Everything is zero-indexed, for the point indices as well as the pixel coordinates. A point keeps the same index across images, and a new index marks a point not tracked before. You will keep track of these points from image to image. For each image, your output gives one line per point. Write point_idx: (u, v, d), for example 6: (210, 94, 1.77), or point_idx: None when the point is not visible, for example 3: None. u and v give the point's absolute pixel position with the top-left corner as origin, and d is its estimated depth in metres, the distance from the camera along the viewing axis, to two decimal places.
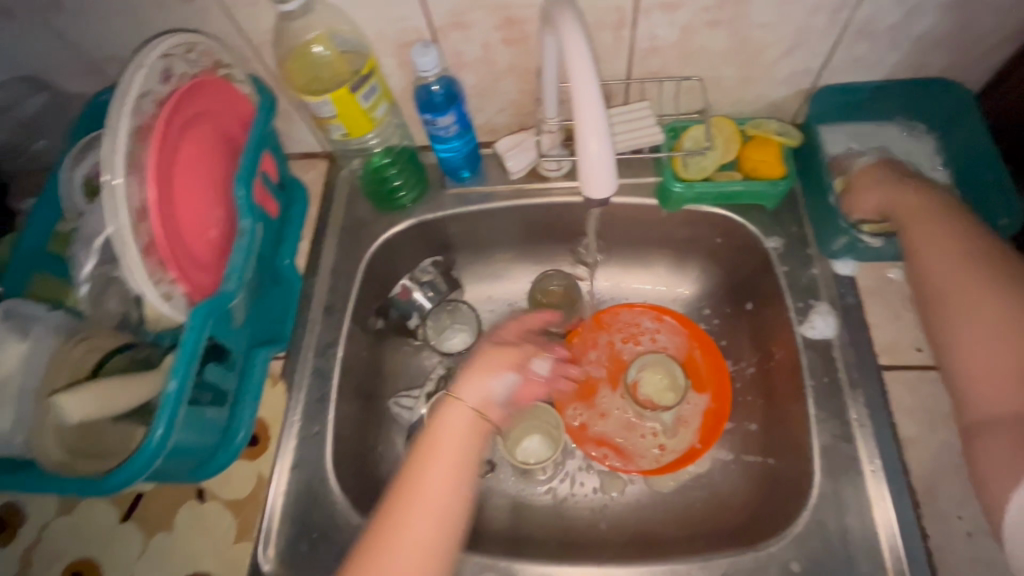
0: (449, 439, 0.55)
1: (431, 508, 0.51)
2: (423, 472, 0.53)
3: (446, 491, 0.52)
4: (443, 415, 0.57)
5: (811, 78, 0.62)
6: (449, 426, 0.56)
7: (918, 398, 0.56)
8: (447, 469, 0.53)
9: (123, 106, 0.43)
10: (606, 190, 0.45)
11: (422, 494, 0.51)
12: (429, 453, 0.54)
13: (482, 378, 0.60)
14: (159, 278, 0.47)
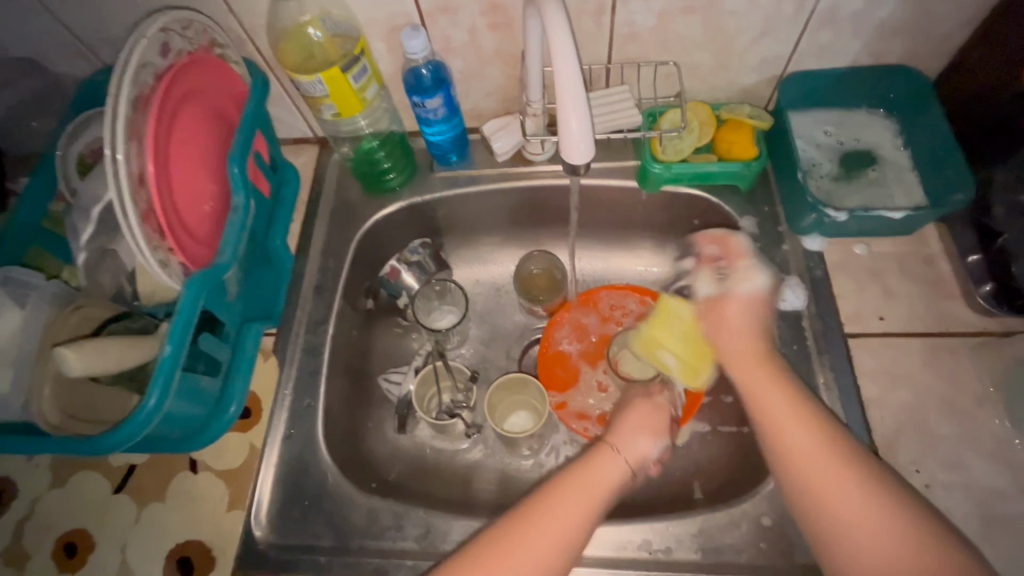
0: (595, 485, 0.54)
1: (553, 541, 0.50)
2: (555, 508, 0.52)
3: (568, 533, 0.51)
4: (597, 456, 0.56)
5: (780, 64, 0.66)
6: (601, 472, 0.55)
7: (880, 362, 0.60)
8: (581, 512, 0.52)
9: (123, 76, 0.45)
10: (584, 160, 0.48)
11: (547, 525, 0.51)
12: (570, 490, 0.53)
13: (640, 433, 0.58)
14: (156, 245, 0.49)
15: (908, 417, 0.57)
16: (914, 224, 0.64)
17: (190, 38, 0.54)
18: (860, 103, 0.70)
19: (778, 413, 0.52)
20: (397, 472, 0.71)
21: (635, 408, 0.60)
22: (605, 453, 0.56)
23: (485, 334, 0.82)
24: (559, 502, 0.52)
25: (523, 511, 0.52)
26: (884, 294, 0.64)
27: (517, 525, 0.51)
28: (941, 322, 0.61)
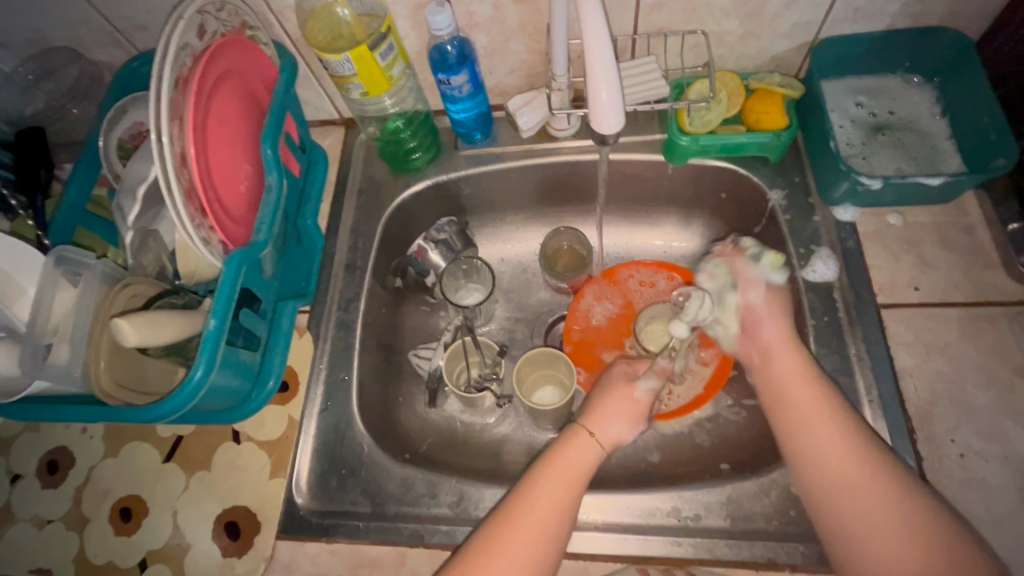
0: (571, 468, 0.56)
1: (540, 516, 0.52)
2: (537, 492, 0.54)
3: (549, 518, 0.52)
4: (571, 441, 0.58)
5: (813, 30, 0.64)
6: (573, 453, 0.57)
7: (914, 332, 0.59)
8: (563, 490, 0.54)
9: (165, 59, 0.46)
10: (614, 130, 0.49)
11: (530, 516, 0.52)
12: (551, 470, 0.56)
13: (621, 416, 0.62)
14: (199, 224, 0.51)
15: (943, 387, 0.57)
16: (951, 191, 0.61)
17: (223, 20, 0.54)
18: (895, 69, 0.68)
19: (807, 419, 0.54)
20: (429, 443, 0.73)
21: (612, 396, 0.63)
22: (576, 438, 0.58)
23: (512, 310, 0.83)
24: (536, 492, 0.54)
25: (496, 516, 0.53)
26: (918, 264, 0.62)
27: (497, 526, 0.52)
28: (978, 292, 0.60)
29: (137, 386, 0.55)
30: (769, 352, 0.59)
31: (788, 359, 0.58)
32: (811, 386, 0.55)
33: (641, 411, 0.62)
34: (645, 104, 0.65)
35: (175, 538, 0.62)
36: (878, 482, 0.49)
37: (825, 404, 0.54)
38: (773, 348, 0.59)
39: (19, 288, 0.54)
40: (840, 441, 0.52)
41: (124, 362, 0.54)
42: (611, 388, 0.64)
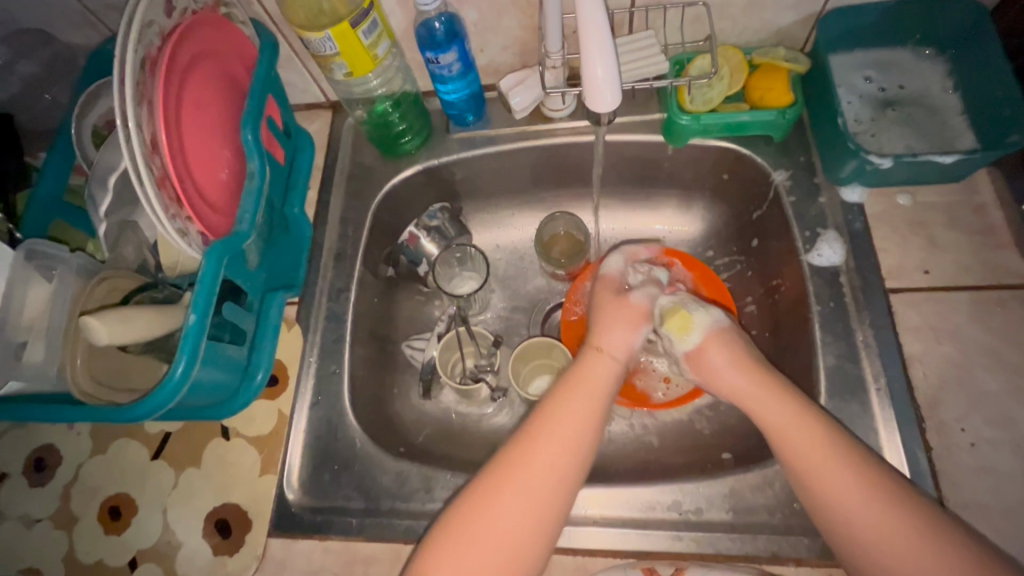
0: (592, 392, 0.54)
1: (565, 443, 0.51)
2: (559, 416, 0.52)
3: (577, 436, 0.51)
4: (588, 363, 0.57)
5: (820, 0, 0.61)
6: (591, 377, 0.55)
7: (923, 316, 0.57)
8: (585, 417, 0.53)
9: (130, 38, 0.43)
10: (611, 107, 0.45)
11: (556, 439, 0.51)
12: (571, 395, 0.54)
13: (616, 334, 0.59)
14: (174, 214, 0.48)
15: (953, 374, 0.55)
16: (964, 170, 0.59)
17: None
18: (906, 41, 0.65)
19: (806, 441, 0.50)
20: (425, 435, 0.72)
21: (604, 314, 0.61)
22: (591, 361, 0.57)
23: (508, 298, 0.81)
24: (561, 412, 0.52)
25: (522, 433, 0.52)
26: (929, 246, 0.60)
27: (520, 450, 0.50)
28: (991, 274, 0.58)
29: (122, 384, 0.53)
30: (754, 404, 0.54)
31: (778, 412, 0.52)
32: (814, 436, 0.50)
33: (642, 313, 0.61)
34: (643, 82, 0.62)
35: (166, 536, 0.61)
36: (889, 521, 0.45)
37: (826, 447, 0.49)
38: (753, 394, 0.54)
39: None
40: (852, 489, 0.47)
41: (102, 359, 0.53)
42: (602, 305, 0.62)
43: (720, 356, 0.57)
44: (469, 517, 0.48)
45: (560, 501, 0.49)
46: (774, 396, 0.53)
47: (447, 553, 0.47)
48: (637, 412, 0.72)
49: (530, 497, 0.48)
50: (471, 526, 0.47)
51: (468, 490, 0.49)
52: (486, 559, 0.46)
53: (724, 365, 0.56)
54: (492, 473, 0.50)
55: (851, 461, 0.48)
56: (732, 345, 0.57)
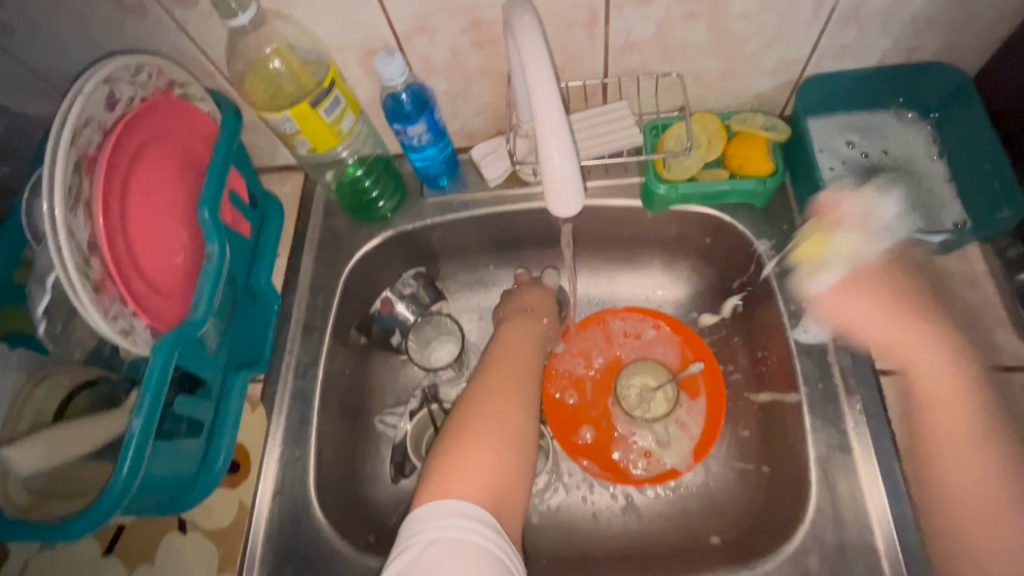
0: (530, 324, 0.67)
1: (518, 351, 0.62)
2: (507, 339, 0.63)
3: (529, 355, 0.62)
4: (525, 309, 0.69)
5: (798, 68, 0.59)
6: (528, 317, 0.68)
7: (918, 402, 0.54)
8: (526, 339, 0.64)
9: (65, 139, 0.41)
10: (574, 209, 0.43)
11: (512, 349, 0.62)
12: (511, 327, 0.66)
13: (538, 297, 0.71)
14: (116, 314, 0.45)
15: None
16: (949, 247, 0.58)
17: (142, 84, 0.49)
18: (891, 104, 0.63)
19: (949, 433, 0.49)
20: (399, 517, 0.68)
21: (531, 295, 0.71)
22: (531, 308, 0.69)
23: None
24: (509, 342, 0.63)
25: (485, 363, 0.61)
26: None
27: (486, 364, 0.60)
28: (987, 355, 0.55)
29: (66, 489, 0.49)
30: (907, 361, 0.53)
31: (933, 367, 0.51)
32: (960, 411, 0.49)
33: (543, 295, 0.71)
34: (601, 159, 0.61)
35: None
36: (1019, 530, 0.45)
37: (982, 439, 0.48)
38: (894, 343, 0.53)
39: None
40: (992, 488, 0.46)
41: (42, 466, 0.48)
42: (528, 291, 0.72)
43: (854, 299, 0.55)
44: (467, 416, 0.53)
45: (529, 393, 0.57)
46: (932, 341, 0.52)
47: (461, 448, 0.50)
48: (622, 489, 0.68)
49: (507, 384, 0.57)
50: (475, 422, 0.52)
51: (460, 405, 0.55)
52: (498, 448, 0.51)
53: (860, 312, 0.55)
54: (476, 388, 0.57)
55: (991, 432, 0.48)
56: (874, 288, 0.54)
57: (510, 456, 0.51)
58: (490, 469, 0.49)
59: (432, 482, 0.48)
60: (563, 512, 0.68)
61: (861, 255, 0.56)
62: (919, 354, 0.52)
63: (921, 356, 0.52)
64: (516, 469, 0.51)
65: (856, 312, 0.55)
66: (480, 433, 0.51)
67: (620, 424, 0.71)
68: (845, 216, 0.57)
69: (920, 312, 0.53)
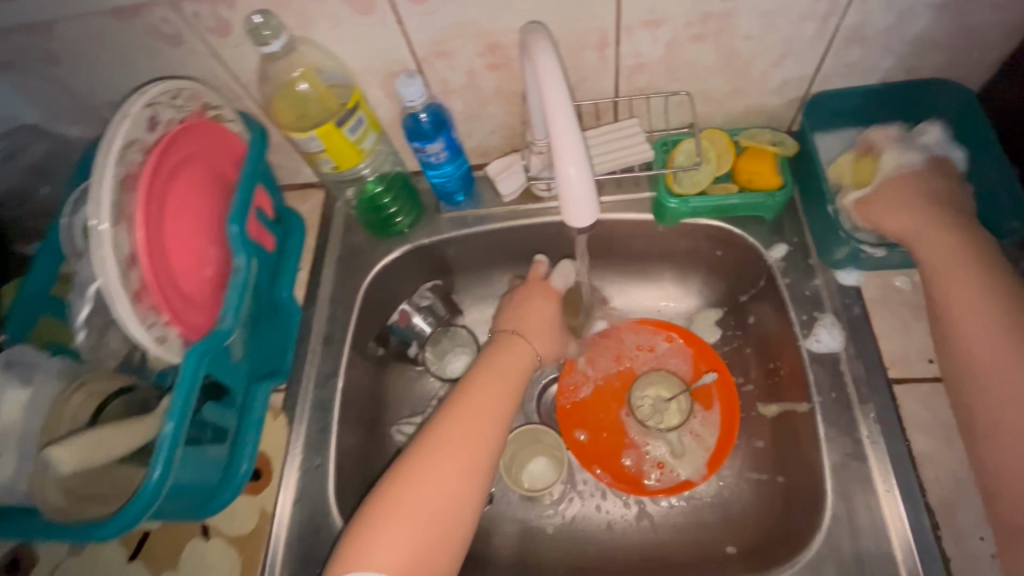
0: (506, 361, 0.64)
1: (486, 400, 0.60)
2: (479, 382, 0.61)
3: (498, 407, 0.60)
4: (512, 343, 0.66)
5: (804, 85, 0.61)
6: (510, 352, 0.65)
7: (931, 411, 0.54)
8: (500, 381, 0.62)
9: (111, 158, 0.44)
10: (589, 219, 0.44)
11: (476, 399, 0.60)
12: (486, 366, 0.63)
13: (535, 322, 0.69)
14: (152, 322, 0.48)
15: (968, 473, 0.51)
16: None
17: (180, 107, 0.52)
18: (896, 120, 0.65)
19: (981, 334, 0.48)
20: None
21: (531, 305, 0.70)
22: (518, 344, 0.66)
23: None
24: (481, 384, 0.61)
25: (448, 405, 0.60)
26: None
27: (448, 416, 0.58)
28: None
29: (99, 493, 0.51)
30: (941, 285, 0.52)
31: (970, 294, 0.50)
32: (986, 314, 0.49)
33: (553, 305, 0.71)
34: (615, 174, 0.63)
35: None
36: None
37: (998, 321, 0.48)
38: (943, 267, 0.52)
39: None
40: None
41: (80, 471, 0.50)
42: (527, 299, 0.71)
43: (889, 213, 0.56)
44: (402, 484, 0.53)
45: (484, 455, 0.56)
46: (970, 264, 0.51)
47: (389, 518, 0.51)
48: (636, 499, 0.68)
49: (459, 446, 0.56)
50: (413, 481, 0.53)
51: (402, 464, 0.55)
52: (424, 522, 0.51)
53: (901, 215, 0.55)
54: (426, 443, 0.56)
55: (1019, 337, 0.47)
56: (907, 200, 0.55)
57: (433, 528, 0.51)
58: (411, 547, 0.50)
59: (351, 552, 0.49)
60: (580, 523, 0.69)
61: (902, 165, 0.58)
62: (958, 273, 0.51)
63: (960, 276, 0.51)
64: (443, 544, 0.51)
65: (891, 220, 0.56)
66: (412, 503, 0.52)
67: (635, 433, 0.72)
68: (883, 147, 0.60)
69: (948, 214, 0.54)
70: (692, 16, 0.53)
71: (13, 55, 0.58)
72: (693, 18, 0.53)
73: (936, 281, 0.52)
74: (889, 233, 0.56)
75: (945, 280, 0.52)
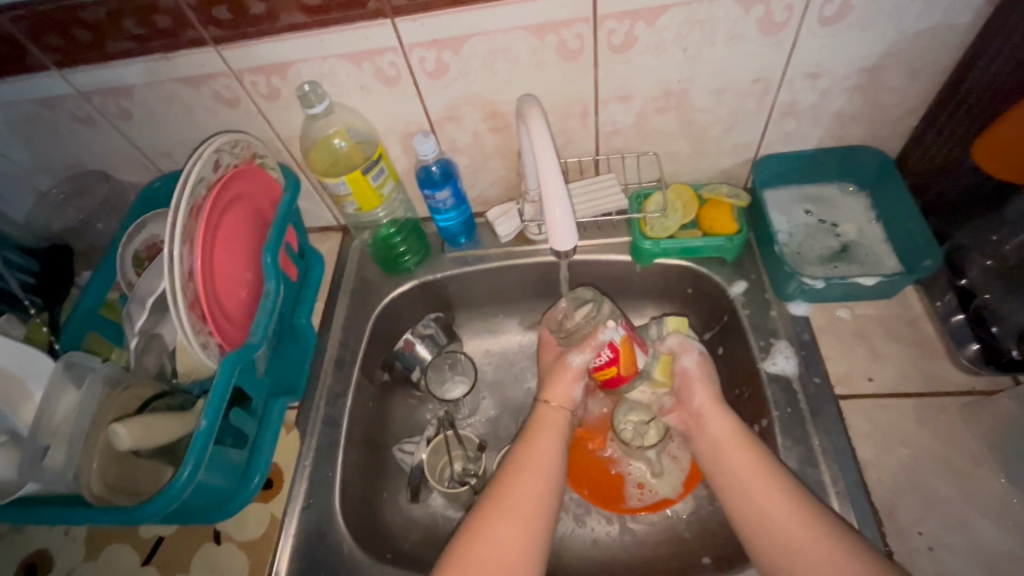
0: (549, 430, 0.66)
1: (540, 467, 0.62)
2: (530, 450, 0.64)
3: (546, 472, 0.62)
4: (543, 412, 0.68)
5: (753, 149, 0.74)
6: (549, 421, 0.67)
7: (873, 422, 0.62)
8: (549, 447, 0.65)
9: (183, 192, 0.54)
10: (570, 245, 0.54)
11: (529, 466, 0.62)
12: (534, 436, 0.66)
13: (561, 394, 0.69)
14: (199, 329, 0.56)
15: (904, 478, 0.59)
16: (890, 289, 0.68)
17: (237, 154, 0.63)
18: (832, 179, 0.77)
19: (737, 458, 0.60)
20: (412, 542, 0.74)
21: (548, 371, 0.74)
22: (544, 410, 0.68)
23: (496, 403, 0.86)
24: (532, 452, 0.64)
25: (500, 475, 0.62)
26: (872, 356, 0.67)
27: (501, 484, 0.61)
28: (930, 382, 0.64)
29: (128, 487, 0.57)
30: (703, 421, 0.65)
31: (719, 424, 0.63)
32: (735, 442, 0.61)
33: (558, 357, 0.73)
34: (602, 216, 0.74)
35: None
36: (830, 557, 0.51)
37: (734, 440, 0.61)
38: (708, 407, 0.65)
39: (26, 392, 0.58)
40: (790, 518, 0.54)
41: (117, 465, 0.56)
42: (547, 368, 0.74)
43: (698, 382, 0.68)
44: (462, 552, 0.55)
45: (541, 520, 0.58)
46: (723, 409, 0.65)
47: None
48: (618, 516, 0.73)
49: (517, 513, 0.58)
50: (473, 550, 0.55)
51: (461, 533, 0.57)
52: None
53: (699, 389, 0.67)
54: (482, 511, 0.58)
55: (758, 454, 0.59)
56: (705, 377, 0.68)
57: None
58: None
59: None
60: (570, 538, 0.73)
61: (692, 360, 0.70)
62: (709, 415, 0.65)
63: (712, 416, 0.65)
64: None
65: (698, 394, 0.67)
66: None
67: (616, 451, 0.77)
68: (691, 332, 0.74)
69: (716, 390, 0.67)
70: (655, 92, 0.66)
71: (93, 112, 0.69)
72: (656, 93, 0.66)
73: (703, 424, 0.65)
74: (694, 404, 0.67)
75: (710, 423, 0.64)
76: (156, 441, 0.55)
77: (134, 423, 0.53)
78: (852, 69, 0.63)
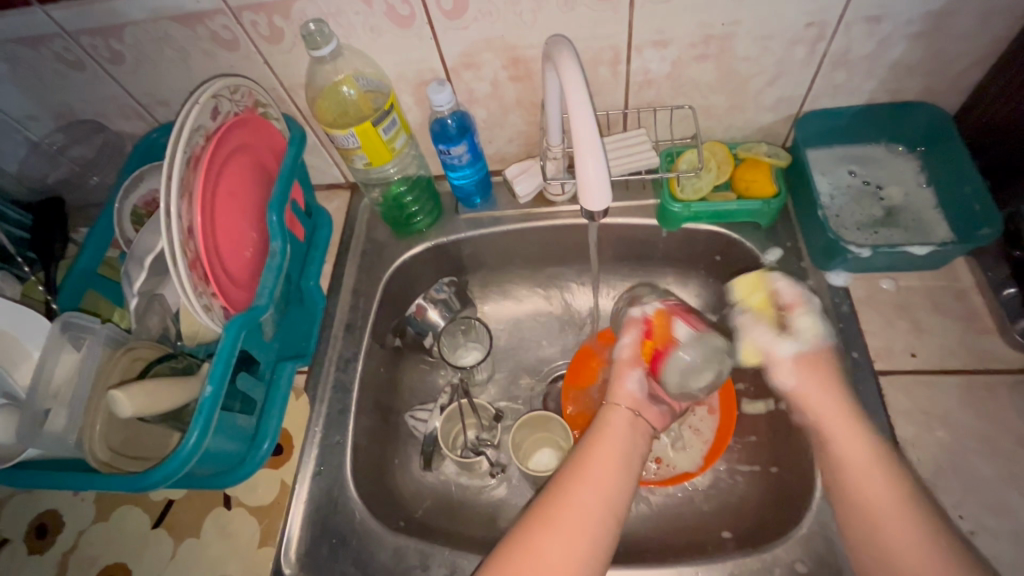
0: (616, 437, 0.59)
1: (603, 481, 0.55)
2: (593, 459, 0.57)
3: (609, 488, 0.55)
4: (611, 415, 0.61)
5: (797, 104, 0.68)
6: (618, 427, 0.60)
7: (913, 400, 0.59)
8: (616, 457, 0.57)
9: (179, 141, 0.50)
10: (602, 205, 0.50)
11: (590, 477, 0.55)
12: (598, 442, 0.58)
13: (623, 393, 0.63)
14: (201, 290, 0.52)
15: (944, 458, 0.56)
16: (940, 259, 0.63)
17: (237, 101, 0.58)
18: (879, 139, 0.71)
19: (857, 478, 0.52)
20: (425, 509, 0.72)
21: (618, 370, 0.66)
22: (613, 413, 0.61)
23: (511, 370, 0.83)
24: (594, 461, 0.56)
25: (555, 485, 0.56)
26: (914, 330, 0.63)
27: (556, 496, 0.54)
28: (976, 359, 0.60)
29: (133, 452, 0.54)
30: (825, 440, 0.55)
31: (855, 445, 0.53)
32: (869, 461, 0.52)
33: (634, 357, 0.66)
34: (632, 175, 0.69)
35: None
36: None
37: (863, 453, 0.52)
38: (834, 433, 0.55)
39: (24, 352, 0.56)
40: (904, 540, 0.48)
41: (121, 427, 0.54)
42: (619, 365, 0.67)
43: (814, 401, 0.57)
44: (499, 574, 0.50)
45: (597, 544, 0.52)
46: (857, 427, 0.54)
47: None
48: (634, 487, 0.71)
49: (570, 532, 0.51)
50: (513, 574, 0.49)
51: (502, 550, 0.52)
52: None
53: (820, 412, 0.57)
54: (529, 526, 0.52)
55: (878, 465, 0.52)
56: (828, 395, 0.57)
57: None
58: None
59: None
60: None
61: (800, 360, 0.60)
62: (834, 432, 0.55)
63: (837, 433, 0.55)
64: None
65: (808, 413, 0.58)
66: None
67: None
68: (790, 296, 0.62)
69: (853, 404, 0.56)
70: (695, 38, 0.60)
71: (82, 54, 0.64)
72: (696, 39, 0.60)
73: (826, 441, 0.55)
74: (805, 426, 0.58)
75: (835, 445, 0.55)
76: (157, 407, 0.52)
77: (135, 388, 0.50)
78: (917, 14, 0.56)
